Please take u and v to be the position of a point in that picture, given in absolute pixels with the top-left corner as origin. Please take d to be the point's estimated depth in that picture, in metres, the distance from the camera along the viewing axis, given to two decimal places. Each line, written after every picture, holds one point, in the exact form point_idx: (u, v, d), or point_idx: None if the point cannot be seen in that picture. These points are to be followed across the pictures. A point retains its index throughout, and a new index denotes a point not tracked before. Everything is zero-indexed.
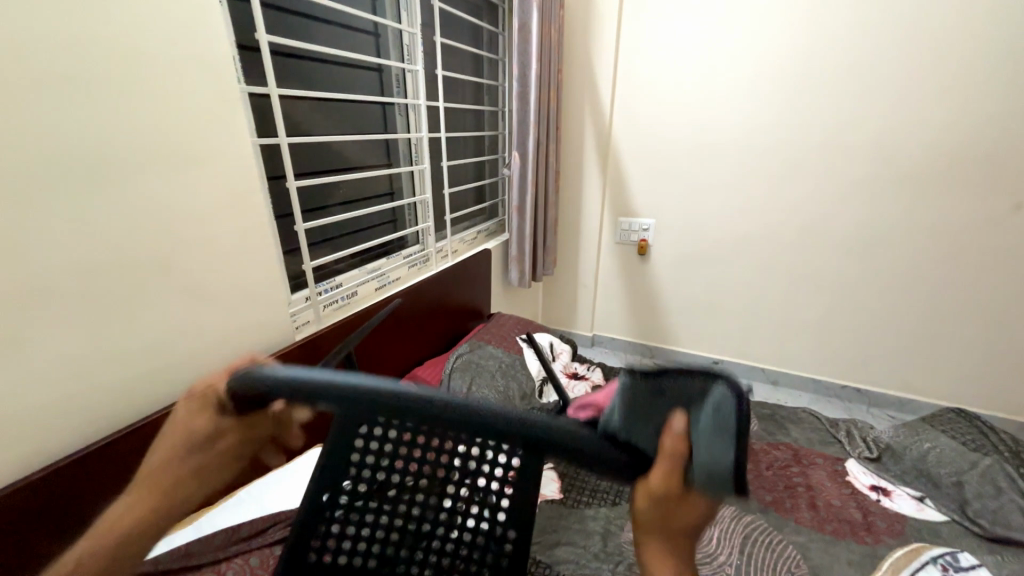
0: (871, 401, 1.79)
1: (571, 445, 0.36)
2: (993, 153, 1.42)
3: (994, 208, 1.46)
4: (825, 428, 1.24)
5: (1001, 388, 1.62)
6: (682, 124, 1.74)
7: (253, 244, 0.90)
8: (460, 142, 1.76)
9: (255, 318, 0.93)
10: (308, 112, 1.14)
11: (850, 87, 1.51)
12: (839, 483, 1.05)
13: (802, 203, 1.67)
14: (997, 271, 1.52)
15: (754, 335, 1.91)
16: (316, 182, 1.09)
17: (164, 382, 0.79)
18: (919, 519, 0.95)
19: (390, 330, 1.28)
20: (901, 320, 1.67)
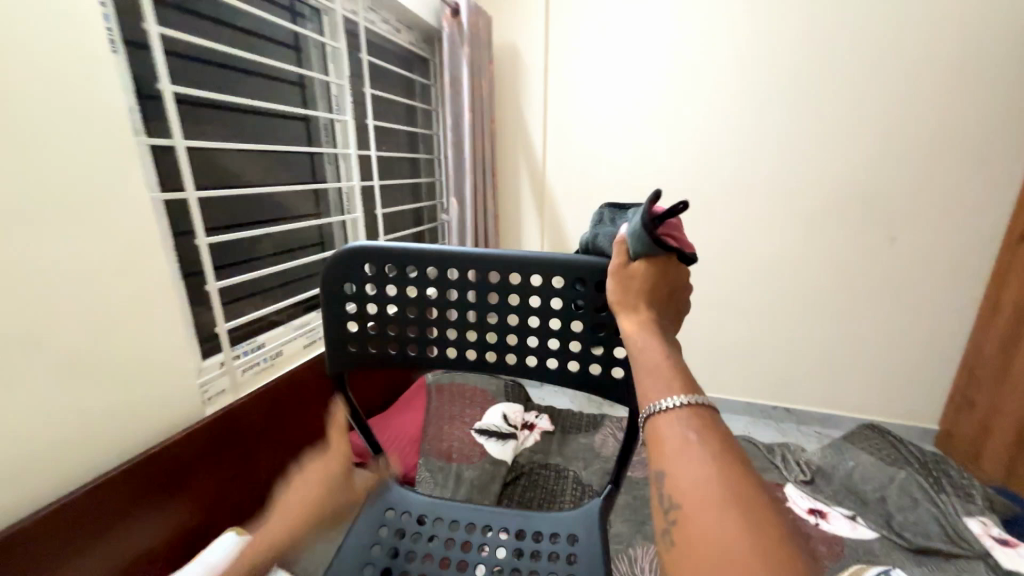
0: (798, 419, 1.92)
1: (574, 263, 0.55)
2: (865, 193, 1.64)
3: (874, 240, 1.67)
4: (763, 454, 1.28)
5: (902, 399, 1.81)
6: (609, 171, 1.86)
7: (157, 309, 0.80)
8: (396, 189, 1.74)
9: (158, 395, 0.81)
10: (237, 160, 1.09)
11: (747, 139, 1.70)
12: (781, 510, 1.08)
13: (719, 241, 1.81)
14: (884, 296, 1.72)
15: (692, 365, 2.00)
16: (233, 235, 1.00)
17: (33, 483, 0.65)
18: (853, 538, 1.00)
19: (317, 392, 1.18)
20: (816, 342, 1.83)
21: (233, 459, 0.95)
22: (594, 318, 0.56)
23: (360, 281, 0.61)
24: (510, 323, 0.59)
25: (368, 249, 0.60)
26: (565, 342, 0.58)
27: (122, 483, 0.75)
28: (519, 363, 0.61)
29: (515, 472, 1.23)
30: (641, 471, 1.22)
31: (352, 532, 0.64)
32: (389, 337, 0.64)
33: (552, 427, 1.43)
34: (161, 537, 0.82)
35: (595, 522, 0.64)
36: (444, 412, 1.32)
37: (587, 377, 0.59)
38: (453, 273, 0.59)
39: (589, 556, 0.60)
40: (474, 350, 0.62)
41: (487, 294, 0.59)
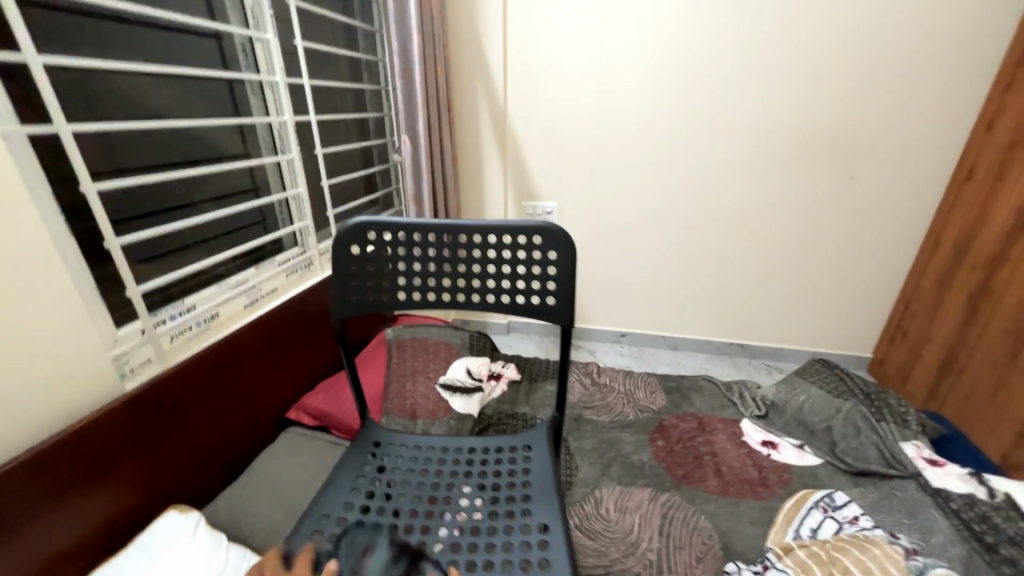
0: (750, 353, 2.03)
1: (520, 225, 0.73)
2: (832, 131, 1.61)
3: (835, 180, 1.67)
4: (722, 392, 1.33)
5: (845, 331, 1.92)
6: (576, 105, 1.73)
7: (34, 278, 0.65)
8: (339, 125, 1.54)
9: (60, 375, 0.69)
10: (136, 85, 0.89)
11: (721, 71, 1.59)
12: (737, 444, 1.14)
13: (685, 182, 1.77)
14: (840, 235, 1.76)
15: (654, 306, 2.04)
16: (137, 180, 0.82)
17: None
18: (801, 466, 1.07)
19: (267, 353, 1.08)
20: (771, 282, 1.89)
21: (167, 436, 0.84)
22: (542, 263, 0.74)
23: (361, 244, 0.75)
24: (476, 270, 0.76)
25: (368, 221, 0.74)
26: (528, 282, 0.75)
27: (35, 469, 0.65)
28: (494, 302, 0.77)
29: (482, 424, 1.22)
30: (605, 416, 1.24)
31: (338, 471, 0.71)
32: (385, 288, 0.77)
33: (519, 376, 1.42)
34: (88, 528, 0.72)
35: (545, 436, 0.78)
36: (406, 369, 1.27)
37: (551, 311, 0.75)
38: (432, 235, 0.75)
39: (542, 467, 0.73)
40: (453, 294, 0.78)
41: (459, 249, 0.75)
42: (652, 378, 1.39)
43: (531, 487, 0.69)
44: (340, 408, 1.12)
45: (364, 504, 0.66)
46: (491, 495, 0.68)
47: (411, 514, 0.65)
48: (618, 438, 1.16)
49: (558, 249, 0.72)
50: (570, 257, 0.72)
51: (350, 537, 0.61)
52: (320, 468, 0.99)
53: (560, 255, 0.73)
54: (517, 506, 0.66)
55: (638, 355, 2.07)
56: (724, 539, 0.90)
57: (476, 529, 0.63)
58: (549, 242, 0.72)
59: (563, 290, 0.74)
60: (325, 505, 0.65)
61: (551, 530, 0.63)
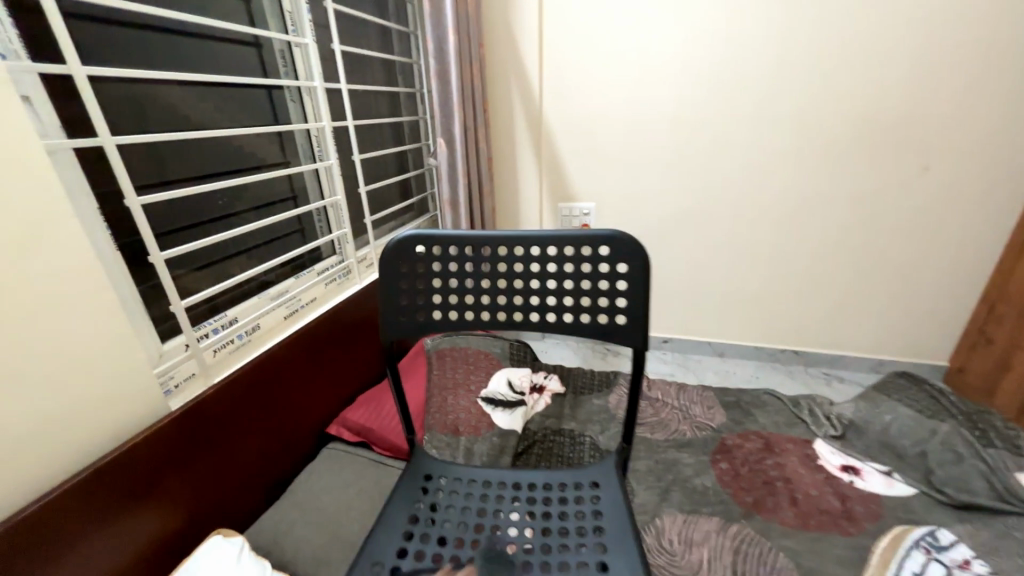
0: (806, 361, 1.87)
1: (585, 235, 0.67)
2: (906, 118, 1.45)
3: (906, 170, 1.51)
4: (788, 408, 1.20)
5: (918, 339, 1.74)
6: (617, 101, 1.64)
7: (82, 294, 0.63)
8: (375, 130, 1.51)
9: (108, 393, 0.67)
10: (180, 97, 0.87)
11: (778, 57, 1.47)
12: (812, 468, 1.02)
13: (735, 178, 1.65)
14: (915, 231, 1.58)
15: (700, 310, 1.91)
16: (181, 191, 0.80)
17: None
18: (892, 497, 0.94)
19: (306, 366, 1.05)
20: (832, 284, 1.73)
21: (208, 458, 0.82)
22: (610, 276, 0.68)
23: (409, 259, 0.70)
24: (534, 286, 0.70)
25: (416, 234, 0.69)
26: (595, 299, 0.69)
27: (83, 495, 0.63)
28: (555, 321, 0.71)
29: (527, 441, 1.14)
30: (659, 434, 1.14)
31: (388, 508, 0.65)
32: (435, 306, 0.72)
33: (562, 388, 1.34)
34: (130, 556, 0.69)
35: (614, 470, 0.71)
36: (447, 381, 1.22)
37: (621, 330, 0.69)
38: (487, 248, 0.69)
39: (614, 508, 0.65)
40: (509, 313, 0.72)
41: (516, 263, 0.69)
42: (708, 391, 1.28)
43: (604, 533, 0.62)
44: (381, 424, 1.08)
45: (420, 548, 0.60)
46: (558, 539, 0.62)
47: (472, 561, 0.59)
48: (675, 458, 1.07)
49: (628, 262, 0.66)
50: (642, 271, 0.66)
51: None
52: (362, 488, 0.95)
53: (631, 268, 0.66)
54: (590, 553, 0.60)
55: (683, 362, 1.95)
56: None
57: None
58: (618, 253, 0.66)
59: (635, 308, 0.68)
60: (379, 548, 0.60)
61: None
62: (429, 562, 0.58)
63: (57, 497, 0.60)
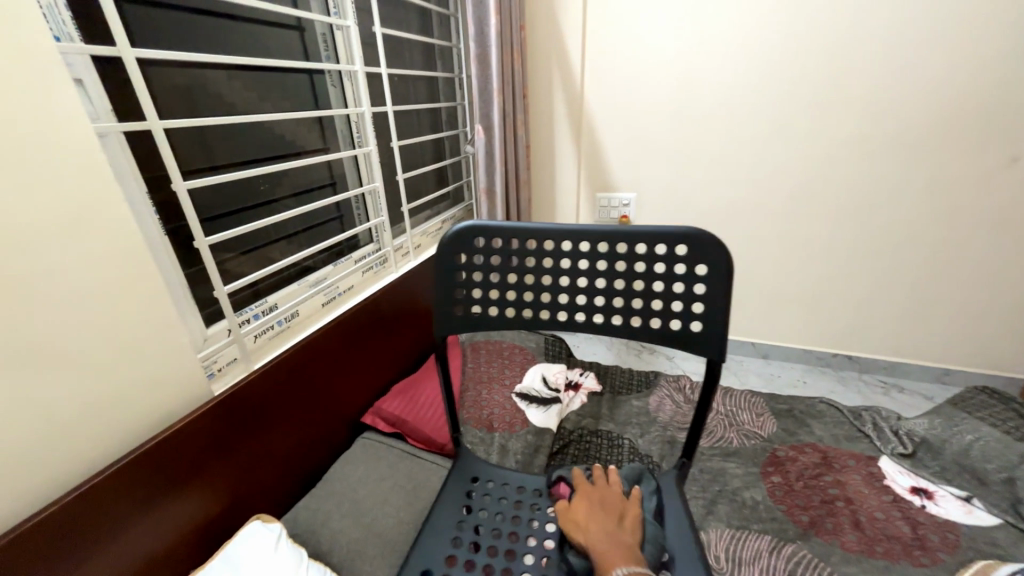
0: (862, 368, 1.73)
1: (661, 231, 0.61)
2: (1001, 102, 1.28)
3: (994, 161, 1.34)
4: (848, 420, 1.11)
5: (997, 349, 1.56)
6: (665, 85, 1.54)
7: (129, 277, 0.63)
8: (413, 116, 1.48)
9: (154, 375, 0.68)
10: (225, 84, 0.87)
11: (850, 35, 1.33)
12: (877, 489, 0.93)
13: (792, 168, 1.52)
14: (1003, 230, 1.41)
15: (745, 309, 1.80)
16: (225, 176, 0.80)
17: (13, 490, 0.54)
18: (972, 526, 0.84)
19: (346, 355, 1.05)
20: (898, 285, 1.58)
21: (252, 444, 0.83)
22: (685, 278, 0.62)
23: (466, 252, 0.66)
24: (600, 286, 0.65)
25: (475, 225, 0.65)
26: (668, 302, 0.64)
27: (134, 474, 0.64)
28: (621, 325, 0.66)
29: (563, 440, 1.10)
30: (703, 440, 1.08)
31: (436, 511, 0.63)
32: (490, 302, 0.68)
33: (600, 387, 1.29)
34: (174, 536, 0.71)
35: (675, 487, 0.65)
36: (482, 375, 1.20)
37: (695, 337, 0.63)
38: (550, 242, 0.65)
39: (677, 527, 0.60)
40: (569, 313, 0.68)
41: (581, 260, 0.65)
42: (757, 397, 1.20)
43: (668, 554, 0.57)
44: (415, 416, 1.06)
45: (466, 556, 0.57)
46: None
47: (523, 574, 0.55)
48: (722, 468, 1.00)
49: (709, 263, 0.60)
50: (724, 274, 0.59)
51: None
52: (396, 481, 0.94)
53: (711, 271, 0.60)
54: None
55: (724, 363, 1.85)
56: None
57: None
58: (697, 253, 0.60)
59: (712, 313, 0.61)
60: (421, 555, 0.58)
61: None
62: (477, 572, 0.56)
63: (109, 475, 0.61)
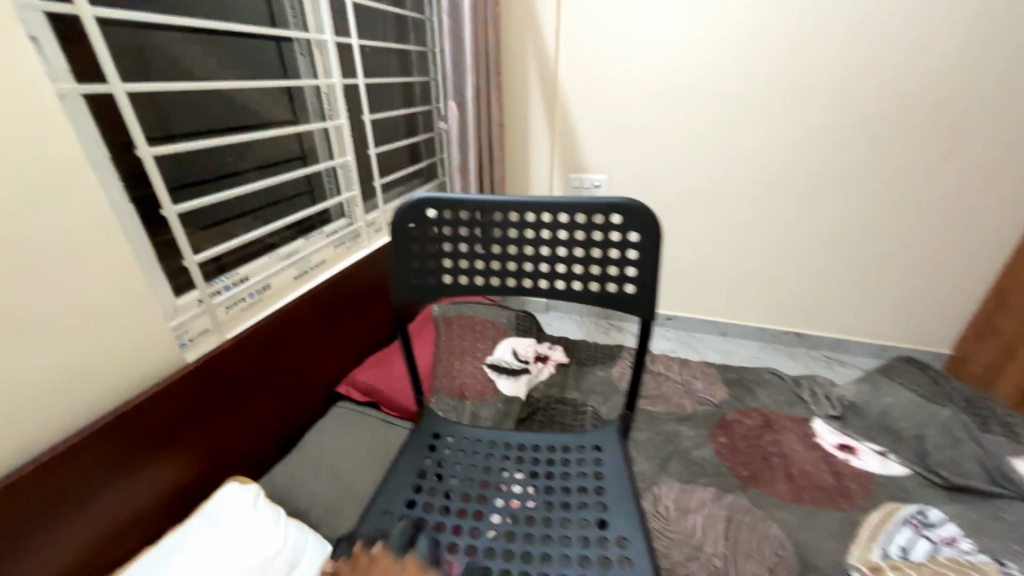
0: (809, 344, 1.87)
1: (597, 201, 0.66)
2: (938, 97, 1.39)
3: (930, 153, 1.46)
4: (790, 388, 1.22)
5: (926, 326, 1.73)
6: (637, 68, 1.58)
7: (98, 244, 0.63)
8: (385, 90, 1.46)
9: (125, 343, 0.69)
10: (182, 45, 0.84)
11: (808, 28, 1.40)
12: (810, 446, 1.04)
13: (752, 154, 1.60)
14: (935, 217, 1.55)
15: (706, 288, 1.91)
16: (192, 145, 0.79)
17: None
18: (886, 476, 0.96)
19: (318, 327, 1.07)
20: (843, 267, 1.71)
21: (225, 410, 0.85)
22: (621, 245, 0.67)
23: (419, 223, 0.69)
24: (545, 253, 0.70)
25: (427, 197, 0.68)
26: (606, 267, 0.69)
27: (108, 438, 0.66)
28: (564, 288, 0.72)
29: (531, 408, 1.16)
30: (660, 406, 1.16)
31: (398, 464, 0.68)
32: (444, 270, 0.72)
33: (567, 359, 1.36)
34: (150, 499, 0.72)
35: (616, 437, 0.72)
36: (454, 347, 1.24)
37: (630, 298, 0.69)
38: (499, 213, 0.68)
39: (616, 472, 0.67)
40: (518, 279, 0.72)
41: (527, 229, 0.69)
42: (710, 368, 1.30)
43: (606, 494, 0.64)
44: (389, 386, 1.10)
45: (427, 501, 0.63)
46: (560, 497, 0.64)
47: (474, 516, 0.61)
48: (676, 431, 1.09)
49: (641, 231, 0.65)
50: (653, 240, 0.65)
51: (416, 537, 0.58)
52: (371, 446, 0.98)
53: (643, 238, 0.66)
54: (591, 512, 0.62)
55: (686, 340, 1.96)
56: (801, 551, 0.82)
57: (530, 536, 0.59)
58: (631, 222, 0.65)
59: (644, 276, 0.67)
60: (387, 501, 0.63)
61: (632, 545, 0.58)
62: (437, 514, 0.61)
63: (83, 438, 0.62)
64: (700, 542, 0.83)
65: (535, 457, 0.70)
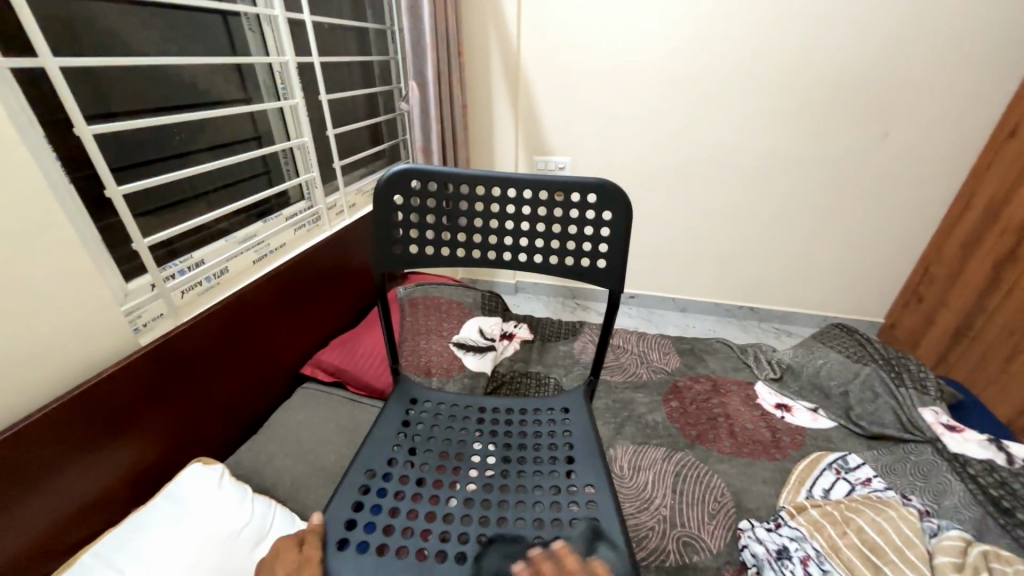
0: (760, 316, 2.00)
1: (577, 179, 0.69)
2: (872, 82, 1.48)
3: (865, 136, 1.56)
4: (736, 354, 1.32)
5: (861, 296, 1.88)
6: (597, 51, 1.60)
7: (38, 227, 0.62)
8: (343, 68, 1.43)
9: (73, 327, 0.68)
10: (118, 18, 0.80)
11: (757, 14, 1.45)
12: (751, 406, 1.13)
13: (707, 137, 1.67)
14: (869, 195, 1.67)
15: (665, 267, 1.99)
16: (135, 123, 0.77)
17: None
18: (815, 428, 1.07)
19: (281, 310, 1.06)
20: (789, 243, 1.83)
21: (186, 394, 0.84)
22: (594, 223, 0.71)
23: (403, 194, 0.71)
24: (523, 228, 0.73)
25: (411, 168, 0.70)
26: (581, 244, 0.72)
27: (65, 422, 0.65)
28: (541, 263, 0.75)
29: (496, 382, 1.21)
30: (617, 376, 1.24)
31: (377, 428, 0.71)
32: (427, 242, 0.74)
33: (531, 336, 1.41)
34: (111, 481, 0.73)
35: (582, 399, 0.78)
36: (419, 327, 1.26)
37: (602, 274, 0.73)
38: (481, 188, 0.71)
39: (583, 428, 0.72)
40: (497, 253, 0.75)
41: (508, 204, 0.72)
42: (665, 339, 1.38)
43: (573, 448, 0.69)
44: (354, 365, 1.12)
45: (406, 459, 0.66)
46: (532, 453, 0.68)
47: (452, 471, 0.65)
48: (632, 398, 1.16)
49: (613, 210, 0.69)
50: (624, 220, 0.69)
51: (396, 493, 0.61)
52: (338, 423, 1.00)
53: (615, 216, 0.69)
54: (560, 464, 0.67)
55: (647, 316, 2.05)
56: (737, 497, 0.91)
57: (505, 487, 0.63)
58: (604, 200, 0.69)
59: (615, 253, 0.72)
60: (366, 461, 0.66)
61: (597, 490, 0.63)
62: (417, 470, 0.65)
63: (36, 422, 0.62)
64: (653, 494, 0.91)
65: (509, 419, 0.74)
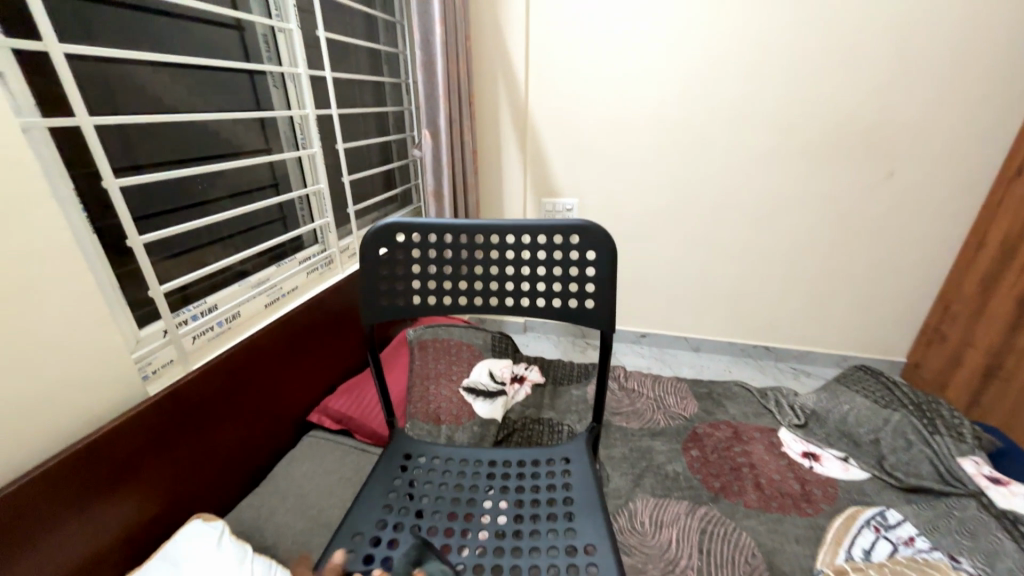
0: (777, 357, 1.94)
1: (556, 221, 0.69)
2: (873, 125, 1.52)
3: (871, 176, 1.58)
4: (756, 398, 1.27)
5: (881, 335, 1.82)
6: (601, 99, 1.67)
7: (59, 278, 0.62)
8: (360, 119, 1.49)
9: (84, 379, 0.67)
10: (152, 79, 0.85)
11: (755, 64, 1.52)
12: (776, 455, 1.07)
13: (712, 178, 1.70)
14: (880, 233, 1.66)
15: (677, 306, 1.97)
16: (162, 175, 0.79)
17: None
18: (847, 480, 1.00)
19: (289, 354, 1.05)
20: (802, 282, 1.80)
21: (189, 443, 0.82)
22: (579, 263, 0.70)
23: (390, 246, 0.72)
24: (509, 272, 0.73)
25: (395, 221, 0.71)
26: (567, 284, 0.72)
27: (64, 477, 0.63)
28: (529, 305, 0.74)
29: (507, 429, 1.17)
30: (633, 422, 1.19)
31: (368, 486, 0.67)
32: (413, 291, 0.74)
33: (542, 379, 1.37)
34: (111, 538, 0.70)
35: (584, 449, 0.74)
36: (429, 370, 1.24)
37: (590, 313, 0.72)
38: (464, 236, 0.72)
39: (584, 481, 0.69)
40: (484, 298, 0.75)
41: (491, 250, 0.72)
42: (681, 382, 1.34)
43: (573, 503, 0.65)
44: (362, 412, 1.09)
45: (397, 521, 0.62)
46: (530, 510, 0.64)
47: (446, 535, 0.61)
48: (650, 446, 1.11)
49: (596, 249, 0.69)
50: (609, 258, 0.69)
51: (386, 559, 0.57)
52: (343, 474, 0.96)
53: (599, 256, 0.69)
54: (560, 521, 0.63)
55: (659, 357, 2.01)
56: (769, 558, 0.84)
57: (502, 550, 0.59)
58: (588, 241, 0.69)
59: (603, 292, 0.70)
60: (357, 522, 0.62)
61: (600, 550, 0.59)
62: (408, 533, 0.61)
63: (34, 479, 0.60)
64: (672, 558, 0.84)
65: (506, 473, 0.71)
